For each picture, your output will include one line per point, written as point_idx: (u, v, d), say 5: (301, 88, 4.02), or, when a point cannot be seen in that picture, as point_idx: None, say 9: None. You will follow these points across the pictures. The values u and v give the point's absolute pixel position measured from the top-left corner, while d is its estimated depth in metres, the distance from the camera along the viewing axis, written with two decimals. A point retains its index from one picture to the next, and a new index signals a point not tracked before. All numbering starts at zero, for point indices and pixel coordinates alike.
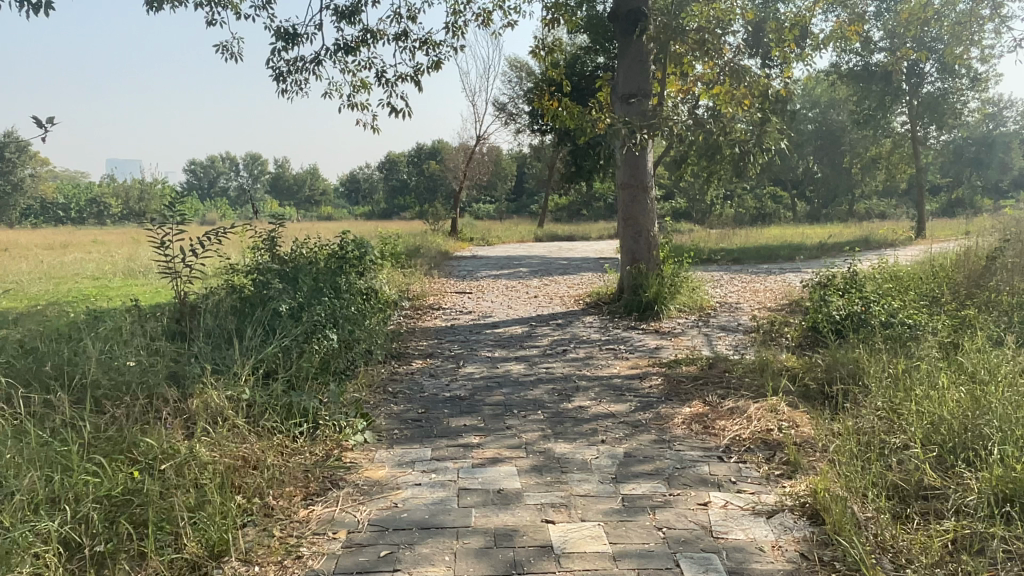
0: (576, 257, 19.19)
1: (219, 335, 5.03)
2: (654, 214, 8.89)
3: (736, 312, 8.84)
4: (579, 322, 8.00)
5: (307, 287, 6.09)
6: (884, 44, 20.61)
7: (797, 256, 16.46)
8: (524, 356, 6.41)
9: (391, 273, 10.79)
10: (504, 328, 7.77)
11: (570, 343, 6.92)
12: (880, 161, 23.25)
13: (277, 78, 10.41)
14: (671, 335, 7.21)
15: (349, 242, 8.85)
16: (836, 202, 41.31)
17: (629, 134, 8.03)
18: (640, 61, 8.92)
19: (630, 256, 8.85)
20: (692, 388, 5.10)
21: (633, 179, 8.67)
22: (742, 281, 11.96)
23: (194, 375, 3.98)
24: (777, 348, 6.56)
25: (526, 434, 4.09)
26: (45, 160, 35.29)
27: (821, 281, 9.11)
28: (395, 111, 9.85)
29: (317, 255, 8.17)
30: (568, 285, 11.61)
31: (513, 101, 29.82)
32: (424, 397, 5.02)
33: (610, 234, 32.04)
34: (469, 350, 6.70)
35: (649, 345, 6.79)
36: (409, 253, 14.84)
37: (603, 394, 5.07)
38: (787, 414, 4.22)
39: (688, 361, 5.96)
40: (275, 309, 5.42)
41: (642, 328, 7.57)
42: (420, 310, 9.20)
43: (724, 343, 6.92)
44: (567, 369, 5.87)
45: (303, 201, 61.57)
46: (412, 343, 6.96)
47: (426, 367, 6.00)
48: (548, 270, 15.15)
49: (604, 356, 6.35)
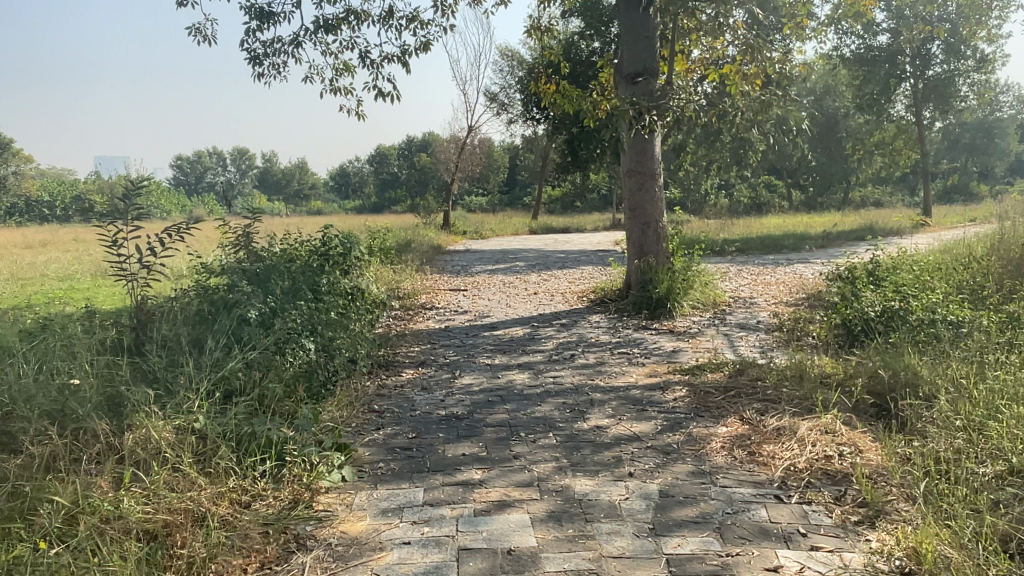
0: (573, 250, 18.47)
1: (175, 348, 4.37)
2: (662, 203, 8.21)
3: (753, 308, 8.17)
4: (584, 323, 7.33)
5: (281, 290, 5.41)
6: (889, 25, 19.90)
7: (804, 246, 15.79)
8: (528, 363, 5.72)
9: (380, 271, 10.08)
10: (502, 330, 7.08)
11: (578, 347, 6.24)
12: (882, 147, 22.59)
13: (253, 62, 9.71)
14: (689, 336, 6.54)
15: (332, 237, 8.14)
16: (833, 190, 40.71)
17: (636, 117, 7.33)
18: (646, 37, 8.21)
19: (638, 250, 8.16)
20: (724, 402, 4.44)
21: (639, 166, 8.01)
22: (751, 273, 11.29)
23: (137, 401, 3.34)
24: (808, 350, 5.89)
25: (537, 465, 3.41)
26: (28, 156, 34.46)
27: (842, 273, 8.45)
28: (381, 95, 9.14)
29: (297, 252, 7.48)
30: (569, 281, 10.94)
31: (505, 90, 29.09)
32: (414, 417, 4.33)
33: (605, 226, 31.38)
34: (466, 357, 6.00)
35: (666, 347, 6.11)
36: (400, 248, 14.13)
37: (622, 409, 4.40)
38: (847, 437, 3.56)
39: (713, 367, 5.29)
40: (242, 316, 4.73)
41: (655, 328, 6.91)
42: (411, 310, 8.52)
43: (748, 345, 6.24)
44: (577, 379, 5.19)
45: (293, 196, 60.68)
46: (402, 350, 6.26)
47: (418, 379, 5.30)
48: (546, 263, 14.47)
49: (618, 361, 5.68)
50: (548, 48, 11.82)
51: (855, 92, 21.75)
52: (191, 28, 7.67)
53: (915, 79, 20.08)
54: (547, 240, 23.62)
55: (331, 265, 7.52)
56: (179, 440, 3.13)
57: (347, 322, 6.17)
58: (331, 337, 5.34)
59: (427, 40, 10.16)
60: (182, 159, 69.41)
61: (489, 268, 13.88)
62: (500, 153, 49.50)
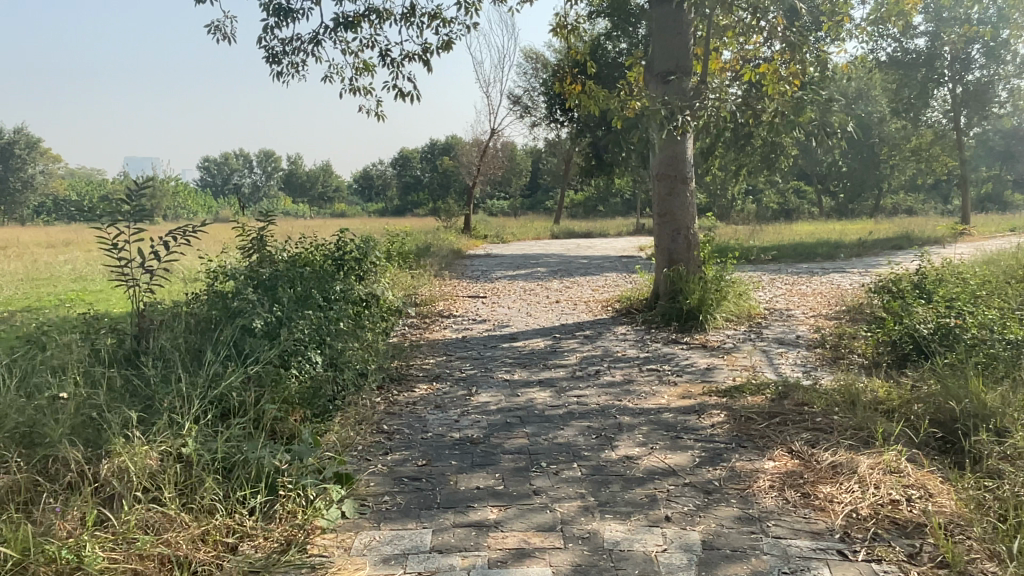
0: (597, 256, 18.04)
1: (172, 360, 4.05)
2: (694, 209, 7.78)
3: (789, 322, 7.70)
4: (610, 335, 6.92)
5: (290, 297, 5.07)
6: (926, 28, 19.23)
7: (838, 255, 15.23)
8: (550, 380, 5.32)
9: (398, 276, 9.75)
10: (523, 342, 6.69)
11: (604, 362, 5.83)
12: (918, 154, 21.89)
13: (270, 60, 9.41)
14: (723, 352, 6.10)
15: (348, 241, 7.82)
16: (862, 198, 39.82)
17: (667, 117, 6.92)
18: (679, 34, 7.80)
19: (667, 257, 7.74)
20: (768, 431, 4.01)
21: (670, 169, 7.59)
22: (785, 283, 10.80)
23: (118, 422, 3.02)
24: (855, 372, 5.43)
25: (561, 504, 3.02)
26: (56, 157, 34.79)
27: (886, 286, 7.95)
28: (402, 94, 8.82)
29: (310, 257, 7.15)
30: (594, 288, 10.52)
31: (529, 93, 28.74)
32: (426, 441, 3.97)
33: (629, 232, 30.89)
34: (484, 371, 5.61)
35: (698, 365, 5.68)
36: (419, 253, 13.81)
37: (654, 437, 3.99)
38: (914, 479, 3.13)
39: (752, 390, 4.87)
40: (245, 324, 4.39)
41: (686, 343, 6.48)
42: (427, 318, 8.17)
43: (788, 364, 5.79)
44: (604, 399, 4.79)
45: (317, 198, 60.84)
46: (416, 362, 5.90)
47: (432, 395, 4.94)
48: (569, 269, 14.07)
49: (647, 380, 5.25)
50: (574, 48, 11.46)
51: (890, 97, 21.11)
52: (209, 25, 7.39)
53: (954, 84, 19.38)
54: (570, 245, 23.22)
55: (346, 272, 7.18)
56: (160, 470, 2.78)
57: (359, 333, 5.82)
58: (342, 347, 4.98)
59: (449, 39, 9.84)
60: (208, 160, 70.01)
61: (510, 274, 13.50)
62: (523, 157, 49.21)
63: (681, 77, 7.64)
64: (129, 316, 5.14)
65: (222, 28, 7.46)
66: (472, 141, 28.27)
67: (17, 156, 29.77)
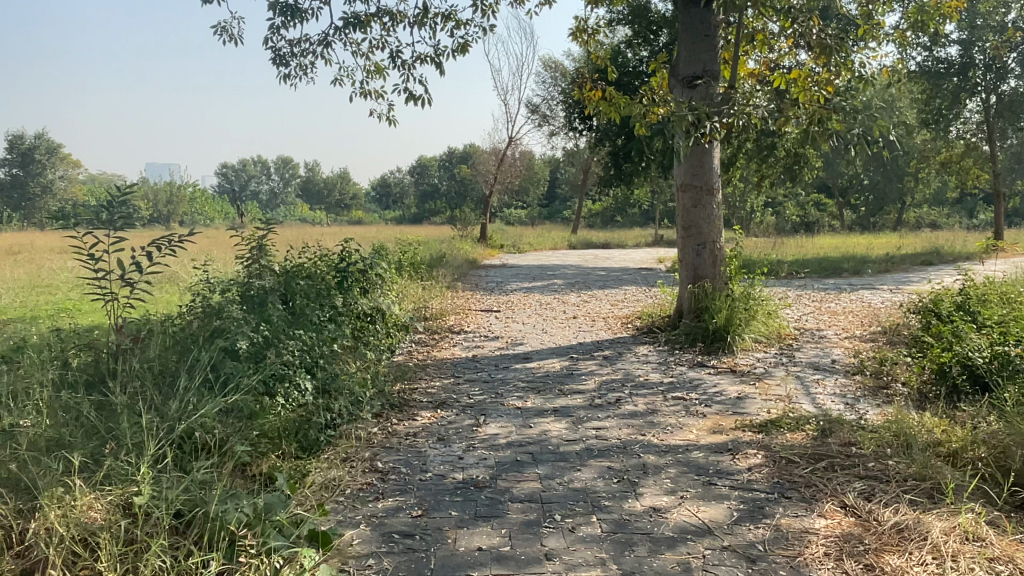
0: (615, 267, 17.52)
1: (143, 388, 3.68)
2: (721, 222, 7.29)
3: (823, 344, 7.16)
4: (631, 356, 6.43)
5: (281, 314, 4.66)
6: (959, 36, 18.57)
7: (867, 270, 14.62)
8: (565, 408, 4.84)
9: (407, 287, 9.32)
10: (537, 363, 6.21)
11: (624, 388, 5.34)
12: (948, 166, 21.22)
13: (278, 61, 9.09)
14: (755, 379, 5.58)
15: (354, 251, 7.42)
16: (886, 211, 38.94)
17: (694, 123, 6.44)
18: (706, 35, 7.32)
19: (691, 273, 7.25)
20: (815, 478, 3.50)
21: (696, 179, 7.12)
22: (814, 300, 10.24)
23: (61, 471, 2.66)
24: (904, 405, 4.90)
25: (577, 573, 2.55)
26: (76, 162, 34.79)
27: (928, 306, 7.39)
28: (413, 98, 8.42)
29: (312, 267, 6.74)
30: (612, 303, 10.03)
31: (547, 100, 28.34)
32: (425, 483, 3.50)
33: (647, 243, 30.31)
34: (494, 397, 5.14)
35: (729, 394, 5.17)
36: (432, 262, 13.38)
37: (683, 482, 3.49)
38: (1000, 550, 2.64)
39: (792, 426, 4.36)
40: (227, 346, 4.00)
41: (714, 367, 5.97)
42: (436, 334, 7.73)
43: (828, 393, 5.26)
44: (626, 433, 4.30)
45: (334, 206, 60.68)
46: (420, 385, 5.44)
47: (436, 425, 4.47)
48: (585, 282, 13.59)
49: (673, 410, 4.74)
50: (595, 53, 11.02)
51: (919, 107, 20.49)
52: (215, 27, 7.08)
53: (987, 94, 18.68)
54: (587, 257, 22.66)
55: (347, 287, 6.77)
56: (104, 529, 2.45)
57: (357, 354, 5.39)
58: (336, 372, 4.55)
59: (464, 42, 9.43)
60: (228, 166, 70.22)
61: (525, 285, 13.03)
62: (541, 166, 48.88)
63: (708, 82, 7.16)
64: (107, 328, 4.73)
65: (231, 30, 7.39)
66: (489, 149, 27.90)
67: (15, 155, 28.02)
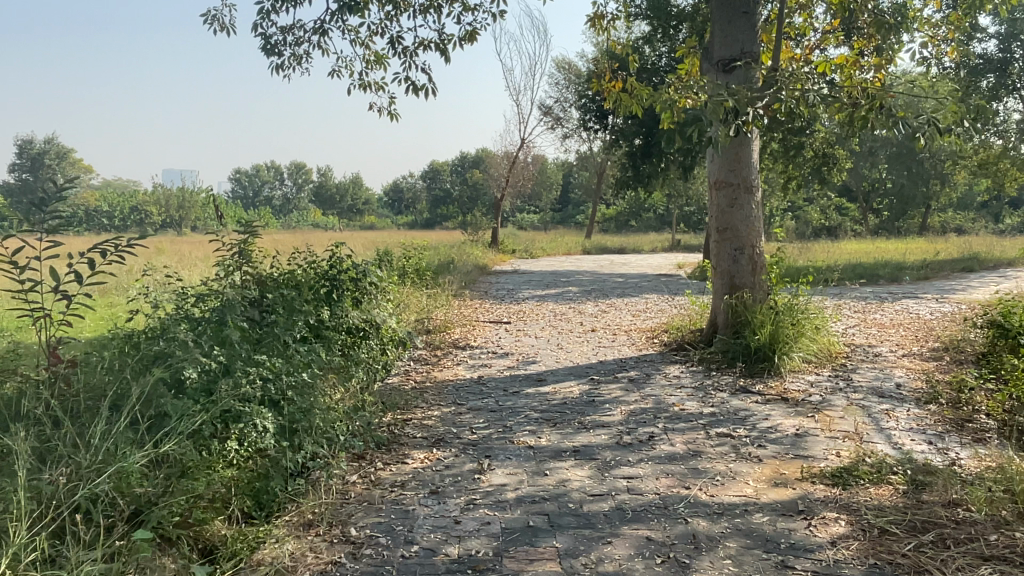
0: (633, 274, 16.60)
1: (54, 433, 2.93)
2: (760, 225, 6.42)
3: (880, 364, 6.26)
4: (661, 379, 5.57)
5: (245, 335, 3.86)
6: (998, 30, 17.54)
7: (904, 277, 13.64)
8: (588, 448, 3.98)
9: (408, 297, 8.51)
10: (552, 387, 5.35)
11: (657, 422, 4.47)
12: (985, 168, 20.20)
13: (269, 51, 8.37)
14: (812, 411, 4.70)
15: (346, 257, 6.59)
16: (910, 216, 37.75)
17: (732, 110, 5.59)
18: (744, 13, 6.45)
19: (728, 282, 6.41)
20: (925, 561, 2.63)
21: (732, 175, 6.28)
22: (858, 313, 9.31)
23: None
24: (1003, 448, 4.00)
25: None
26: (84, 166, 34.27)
27: (1001, 320, 6.46)
28: (416, 88, 7.64)
29: (297, 278, 5.95)
30: (634, 314, 9.16)
31: (561, 102, 27.54)
32: (408, 564, 2.67)
33: (664, 249, 29.37)
34: (501, 432, 4.29)
35: (783, 431, 4.29)
36: (439, 268, 12.55)
37: (750, 566, 2.62)
38: None
39: (875, 477, 3.49)
40: (167, 378, 3.23)
41: (760, 394, 5.09)
42: (438, 350, 6.89)
43: (903, 429, 4.36)
44: (666, 485, 3.44)
45: (346, 211, 59.94)
46: (415, 416, 4.60)
47: (430, 473, 3.63)
48: (603, 290, 12.72)
49: (720, 454, 3.87)
50: (614, 43, 10.20)
51: None
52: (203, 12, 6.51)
53: None
54: (603, 263, 21.73)
55: (335, 301, 5.95)
56: None
57: (341, 378, 4.58)
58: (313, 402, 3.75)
59: (473, 30, 8.65)
60: (239, 171, 69.65)
61: (538, 293, 12.16)
62: (554, 170, 48.06)
63: (748, 65, 6.31)
64: (33, 349, 3.98)
65: (218, 18, 7.11)
66: (502, 152, 27.09)
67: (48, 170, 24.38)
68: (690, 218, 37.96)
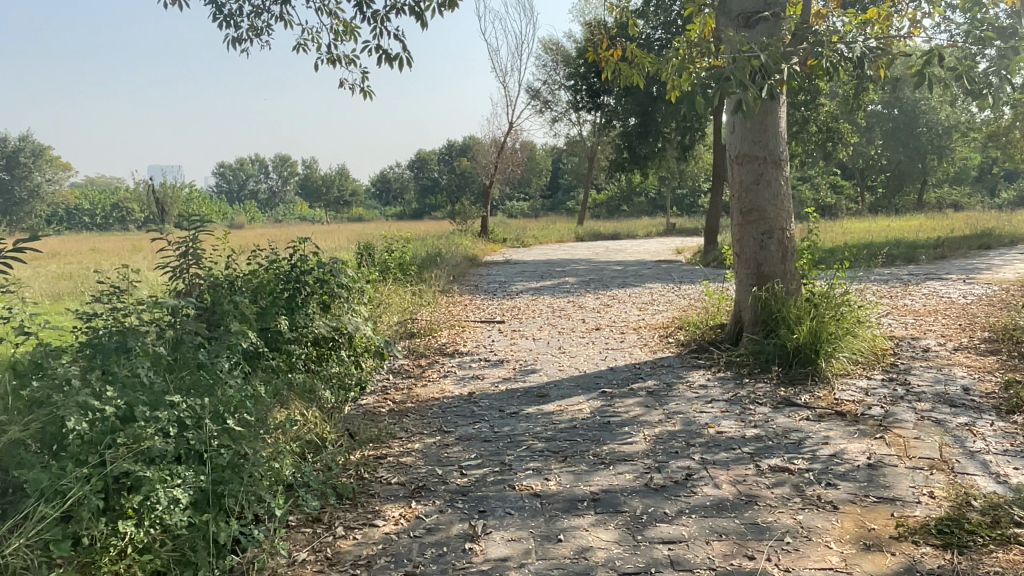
0: (631, 261, 15.72)
1: None
2: (790, 205, 5.54)
3: (934, 362, 5.41)
4: (685, 390, 4.69)
5: (163, 364, 2.99)
6: None
7: (923, 257, 12.80)
8: (611, 496, 3.09)
9: (389, 297, 7.63)
10: (557, 406, 4.46)
11: (693, 451, 3.59)
12: (996, 140, 19.33)
13: (224, 22, 7.42)
14: (879, 431, 3.82)
15: (313, 255, 5.65)
16: (908, 192, 36.99)
17: (762, 68, 4.72)
18: None
19: (755, 270, 5.55)
20: None
21: (756, 148, 5.40)
22: (887, 299, 8.44)
23: None
24: None
25: None
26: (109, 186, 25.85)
27: None
28: (390, 60, 6.69)
29: (255, 287, 5.09)
30: (642, 307, 8.29)
31: (549, 85, 26.49)
32: None
33: (658, 233, 28.52)
34: (498, 473, 3.40)
35: (852, 463, 3.41)
36: (425, 261, 11.62)
37: None
38: None
39: (999, 532, 2.62)
40: (38, 436, 2.38)
41: (809, 409, 4.21)
42: (421, 358, 6.00)
43: (998, 452, 3.50)
44: (723, 552, 2.57)
45: (333, 203, 58.66)
46: (392, 452, 3.71)
47: (406, 542, 2.74)
48: (603, 279, 11.83)
49: (782, 501, 2.99)
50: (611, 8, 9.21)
51: None
52: None
53: None
54: (599, 250, 20.85)
55: (299, 308, 5.04)
56: None
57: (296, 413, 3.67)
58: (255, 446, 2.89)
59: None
60: (223, 165, 68.24)
61: (532, 286, 11.26)
62: (543, 157, 47.15)
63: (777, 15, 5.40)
64: None
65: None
66: (490, 139, 26.09)
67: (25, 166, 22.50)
68: (684, 202, 37.22)
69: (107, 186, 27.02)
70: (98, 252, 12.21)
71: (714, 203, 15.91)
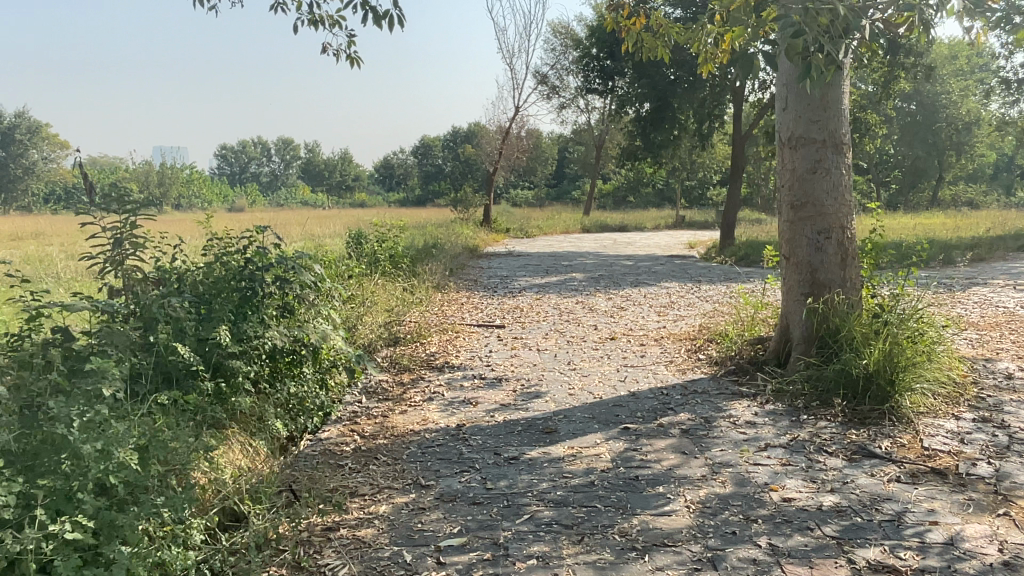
0: (642, 256, 14.72)
1: None
2: (851, 199, 4.54)
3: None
4: (728, 429, 3.72)
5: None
6: None
7: (961, 258, 11.76)
8: None
9: (374, 295, 6.62)
10: (569, 449, 3.49)
11: (758, 532, 2.62)
12: None
13: None
14: (1000, 505, 2.84)
15: (274, 247, 4.62)
16: (925, 188, 35.79)
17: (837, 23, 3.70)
18: None
19: (807, 277, 4.55)
20: None
21: (813, 127, 4.42)
22: (940, 307, 7.42)
23: None
24: None
25: None
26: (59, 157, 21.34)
27: None
28: (380, 18, 5.65)
29: (198, 288, 4.10)
30: (662, 312, 7.30)
31: (558, 69, 25.32)
32: None
33: (668, 226, 27.45)
34: (489, 563, 2.44)
35: (980, 560, 2.44)
36: (420, 252, 10.64)
37: None
38: None
39: None
40: None
41: (896, 465, 3.23)
42: (404, 373, 5.05)
43: None
44: None
45: (335, 188, 57.45)
46: (348, 521, 2.76)
47: None
48: (613, 276, 10.86)
49: None
50: None
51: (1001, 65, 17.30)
52: None
53: None
54: (607, 242, 19.81)
55: (253, 312, 4.03)
56: None
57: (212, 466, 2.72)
58: (125, 540, 2.01)
59: None
60: (223, 148, 67.10)
61: (536, 282, 10.28)
62: (548, 145, 46.01)
63: None
64: None
65: None
66: (495, 125, 25.02)
67: (18, 141, 21.87)
68: (692, 193, 36.09)
69: (103, 164, 26.35)
70: (69, 235, 11.29)
71: (732, 196, 14.90)
